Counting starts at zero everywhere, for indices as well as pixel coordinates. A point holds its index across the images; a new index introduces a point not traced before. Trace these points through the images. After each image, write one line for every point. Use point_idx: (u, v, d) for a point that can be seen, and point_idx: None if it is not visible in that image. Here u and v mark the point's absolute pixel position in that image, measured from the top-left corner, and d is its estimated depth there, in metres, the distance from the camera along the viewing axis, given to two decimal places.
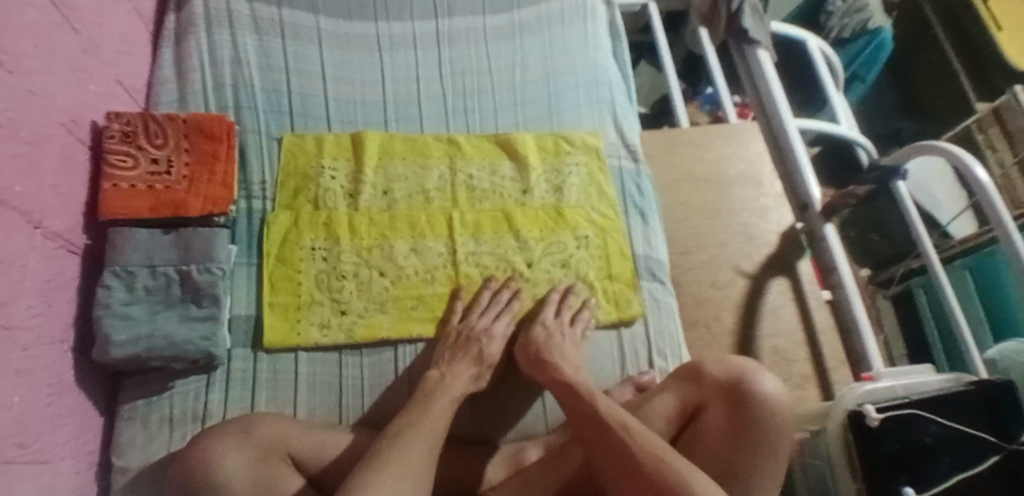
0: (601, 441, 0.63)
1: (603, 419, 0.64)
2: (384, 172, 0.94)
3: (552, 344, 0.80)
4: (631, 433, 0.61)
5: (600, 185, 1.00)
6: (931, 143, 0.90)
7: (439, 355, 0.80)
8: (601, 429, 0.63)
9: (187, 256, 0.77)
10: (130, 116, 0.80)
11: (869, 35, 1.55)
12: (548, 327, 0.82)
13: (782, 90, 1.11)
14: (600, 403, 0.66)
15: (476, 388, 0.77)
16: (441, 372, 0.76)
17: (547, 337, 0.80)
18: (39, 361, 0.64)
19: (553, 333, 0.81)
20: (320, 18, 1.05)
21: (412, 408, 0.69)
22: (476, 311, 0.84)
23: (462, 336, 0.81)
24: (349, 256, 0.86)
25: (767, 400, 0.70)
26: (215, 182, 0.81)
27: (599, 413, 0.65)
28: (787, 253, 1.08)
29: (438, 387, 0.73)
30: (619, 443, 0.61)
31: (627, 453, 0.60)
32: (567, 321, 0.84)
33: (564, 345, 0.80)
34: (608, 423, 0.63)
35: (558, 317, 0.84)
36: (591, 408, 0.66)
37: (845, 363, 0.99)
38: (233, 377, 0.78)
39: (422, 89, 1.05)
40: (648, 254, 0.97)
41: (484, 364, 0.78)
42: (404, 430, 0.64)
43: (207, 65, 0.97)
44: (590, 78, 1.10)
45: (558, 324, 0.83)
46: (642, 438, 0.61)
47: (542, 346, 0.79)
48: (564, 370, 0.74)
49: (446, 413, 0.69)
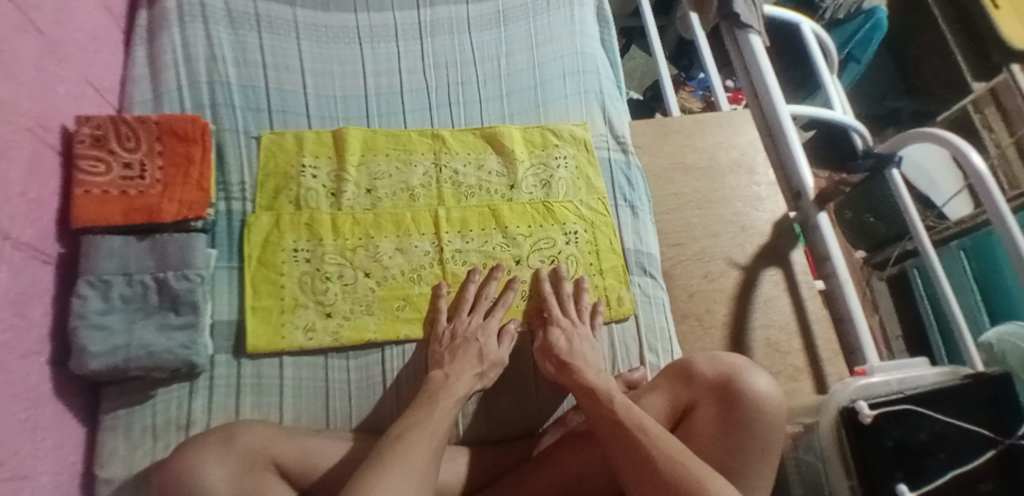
0: (620, 439, 0.64)
1: (625, 415, 0.66)
2: (366, 170, 0.92)
3: (573, 350, 0.78)
4: (649, 435, 0.63)
5: (588, 178, 0.98)
6: (930, 130, 0.87)
7: (435, 357, 0.78)
8: (621, 432, 0.65)
9: (164, 262, 0.76)
10: (100, 119, 0.77)
11: (865, 15, 1.52)
12: (567, 331, 0.81)
13: (773, 74, 1.07)
14: (619, 401, 0.67)
15: (478, 387, 0.76)
16: (444, 372, 0.74)
17: (569, 342, 0.79)
18: (13, 376, 0.62)
19: (572, 335, 0.80)
20: (298, 11, 1.02)
21: (414, 409, 0.68)
22: (465, 310, 0.83)
23: (454, 338, 0.79)
24: (332, 257, 0.84)
25: (757, 398, 0.69)
26: (190, 186, 0.80)
27: (618, 416, 0.66)
28: (781, 243, 1.06)
29: (440, 388, 0.72)
30: (641, 447, 0.62)
31: (644, 453, 0.62)
32: (577, 320, 0.83)
33: (582, 346, 0.79)
34: (625, 425, 0.65)
35: (568, 315, 0.83)
36: (608, 407, 0.67)
37: (838, 354, 0.98)
38: (216, 384, 0.76)
39: (405, 81, 1.02)
40: (638, 248, 0.95)
41: (485, 362, 0.77)
42: (404, 435, 0.63)
43: (182, 62, 0.94)
44: (577, 65, 1.07)
45: (572, 323, 0.82)
46: (659, 438, 0.63)
47: (564, 352, 0.77)
48: (587, 374, 0.73)
49: (451, 414, 0.69)
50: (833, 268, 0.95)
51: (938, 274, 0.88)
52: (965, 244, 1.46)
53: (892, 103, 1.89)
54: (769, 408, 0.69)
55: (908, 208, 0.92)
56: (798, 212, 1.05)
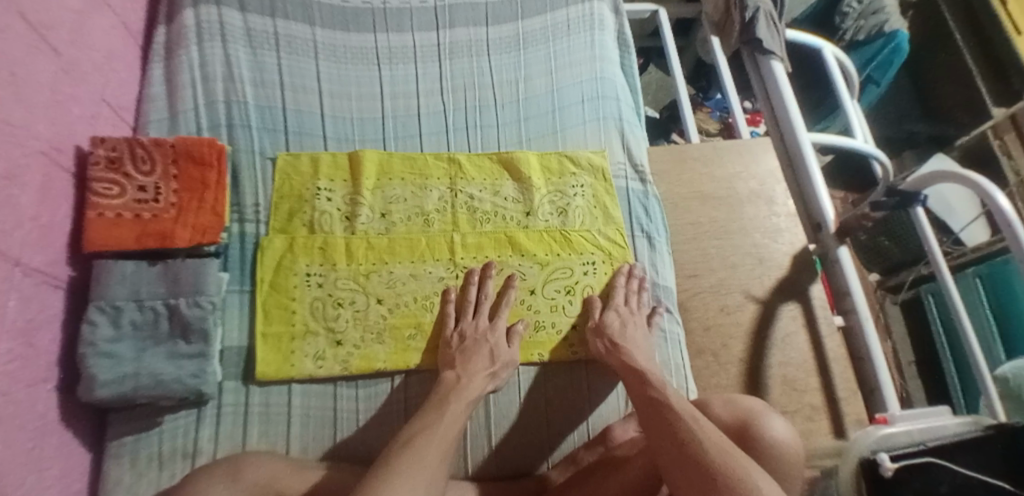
0: (664, 432, 0.65)
1: (672, 409, 0.67)
2: (382, 194, 0.91)
3: (625, 333, 0.82)
4: (698, 424, 0.64)
5: (606, 206, 0.97)
6: (941, 170, 0.84)
7: (446, 358, 0.79)
8: (663, 425, 0.66)
9: (175, 289, 0.75)
10: (115, 140, 0.77)
11: (886, 38, 1.48)
12: (621, 314, 0.85)
13: (796, 99, 1.05)
14: (670, 394, 0.69)
15: (491, 387, 0.77)
16: (456, 373, 0.76)
17: (621, 324, 0.83)
18: (19, 405, 0.61)
19: (626, 320, 0.84)
20: (317, 30, 1.02)
21: (426, 413, 0.70)
22: (469, 313, 0.83)
23: (463, 340, 0.80)
24: (345, 282, 0.83)
25: (777, 445, 0.68)
26: (205, 210, 0.79)
27: (666, 400, 0.68)
28: (799, 276, 1.04)
29: (453, 389, 0.74)
30: (687, 436, 0.63)
31: (695, 439, 0.62)
32: (636, 310, 0.87)
33: (635, 332, 0.83)
34: (679, 412, 0.66)
35: (628, 304, 0.87)
36: (660, 393, 0.70)
37: (857, 393, 0.95)
38: (224, 413, 0.75)
39: (422, 104, 1.01)
40: (655, 280, 0.94)
41: (497, 362, 0.78)
42: (412, 441, 0.64)
43: (199, 82, 0.93)
44: (597, 91, 1.06)
45: (630, 311, 0.86)
46: (709, 430, 0.64)
47: (615, 334, 0.82)
48: (638, 359, 0.78)
49: (461, 417, 0.70)
50: (853, 304, 0.92)
51: (956, 305, 0.82)
52: (981, 272, 1.45)
53: (909, 127, 1.90)
54: (786, 456, 0.68)
55: (930, 240, 0.87)
56: (818, 245, 1.01)
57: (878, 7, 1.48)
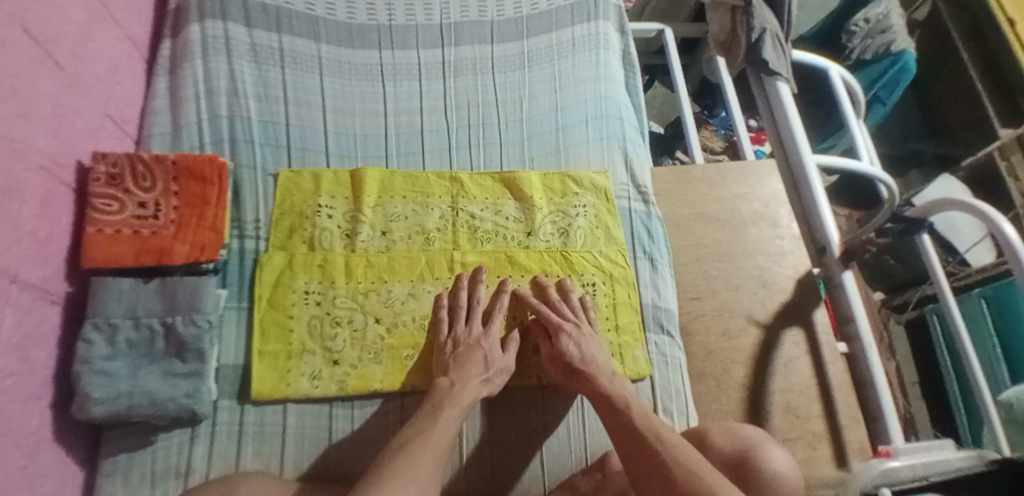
0: (637, 452, 0.67)
1: (638, 432, 0.69)
2: (382, 211, 0.90)
3: (584, 357, 0.79)
4: (665, 445, 0.66)
5: (608, 227, 0.96)
6: (953, 199, 0.83)
7: (440, 364, 0.78)
8: (635, 448, 0.68)
9: (172, 307, 0.74)
10: (117, 156, 0.76)
11: (892, 58, 1.45)
12: (574, 335, 0.81)
13: (798, 115, 1.05)
14: (636, 414, 0.71)
15: (484, 392, 0.76)
16: (450, 380, 0.75)
17: (576, 348, 0.80)
18: (12, 423, 0.61)
19: (577, 337, 0.81)
20: (322, 46, 1.02)
21: (420, 417, 0.70)
22: (461, 317, 0.83)
23: (457, 347, 0.79)
24: (343, 300, 0.83)
25: (776, 476, 0.67)
26: (204, 227, 0.79)
27: (633, 422, 0.70)
28: (802, 301, 1.03)
29: (446, 396, 0.73)
30: (657, 457, 0.66)
31: (661, 462, 0.65)
32: (579, 317, 0.85)
33: (591, 349, 0.80)
34: (645, 435, 0.68)
35: (571, 319, 0.84)
36: (627, 417, 0.71)
37: (859, 421, 0.93)
38: (217, 432, 0.75)
39: (424, 121, 1.01)
40: (656, 303, 0.93)
41: (491, 368, 0.78)
42: (405, 447, 0.65)
43: (202, 96, 0.93)
44: (600, 110, 1.05)
45: (577, 325, 0.83)
46: (678, 450, 0.66)
47: (575, 359, 0.79)
48: (602, 381, 0.76)
49: (453, 424, 0.70)
50: (857, 330, 0.90)
51: (960, 333, 0.81)
52: (986, 292, 1.42)
53: (915, 147, 1.90)
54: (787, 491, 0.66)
55: (933, 266, 0.86)
56: (822, 268, 1.00)
57: (885, 27, 1.47)
